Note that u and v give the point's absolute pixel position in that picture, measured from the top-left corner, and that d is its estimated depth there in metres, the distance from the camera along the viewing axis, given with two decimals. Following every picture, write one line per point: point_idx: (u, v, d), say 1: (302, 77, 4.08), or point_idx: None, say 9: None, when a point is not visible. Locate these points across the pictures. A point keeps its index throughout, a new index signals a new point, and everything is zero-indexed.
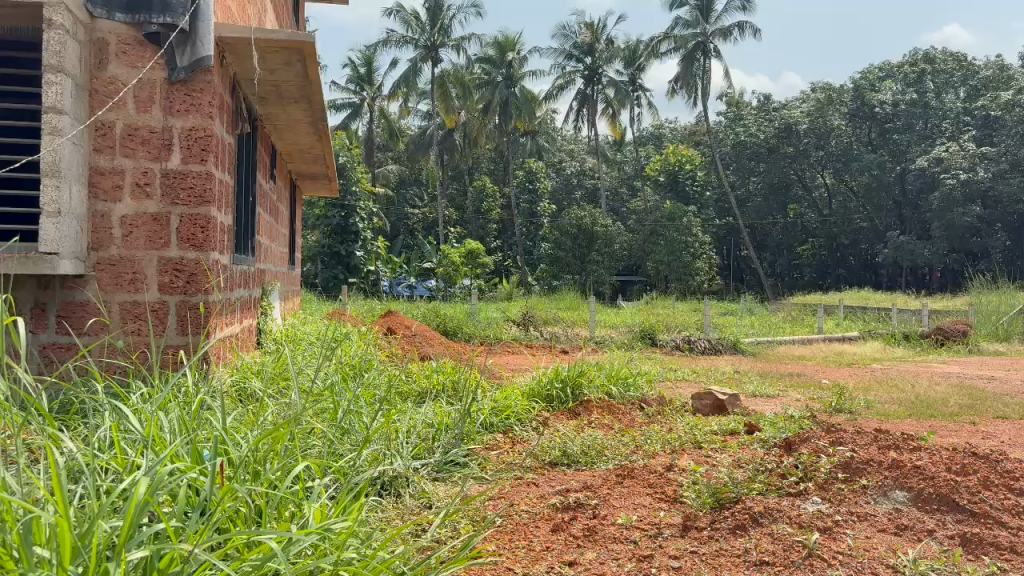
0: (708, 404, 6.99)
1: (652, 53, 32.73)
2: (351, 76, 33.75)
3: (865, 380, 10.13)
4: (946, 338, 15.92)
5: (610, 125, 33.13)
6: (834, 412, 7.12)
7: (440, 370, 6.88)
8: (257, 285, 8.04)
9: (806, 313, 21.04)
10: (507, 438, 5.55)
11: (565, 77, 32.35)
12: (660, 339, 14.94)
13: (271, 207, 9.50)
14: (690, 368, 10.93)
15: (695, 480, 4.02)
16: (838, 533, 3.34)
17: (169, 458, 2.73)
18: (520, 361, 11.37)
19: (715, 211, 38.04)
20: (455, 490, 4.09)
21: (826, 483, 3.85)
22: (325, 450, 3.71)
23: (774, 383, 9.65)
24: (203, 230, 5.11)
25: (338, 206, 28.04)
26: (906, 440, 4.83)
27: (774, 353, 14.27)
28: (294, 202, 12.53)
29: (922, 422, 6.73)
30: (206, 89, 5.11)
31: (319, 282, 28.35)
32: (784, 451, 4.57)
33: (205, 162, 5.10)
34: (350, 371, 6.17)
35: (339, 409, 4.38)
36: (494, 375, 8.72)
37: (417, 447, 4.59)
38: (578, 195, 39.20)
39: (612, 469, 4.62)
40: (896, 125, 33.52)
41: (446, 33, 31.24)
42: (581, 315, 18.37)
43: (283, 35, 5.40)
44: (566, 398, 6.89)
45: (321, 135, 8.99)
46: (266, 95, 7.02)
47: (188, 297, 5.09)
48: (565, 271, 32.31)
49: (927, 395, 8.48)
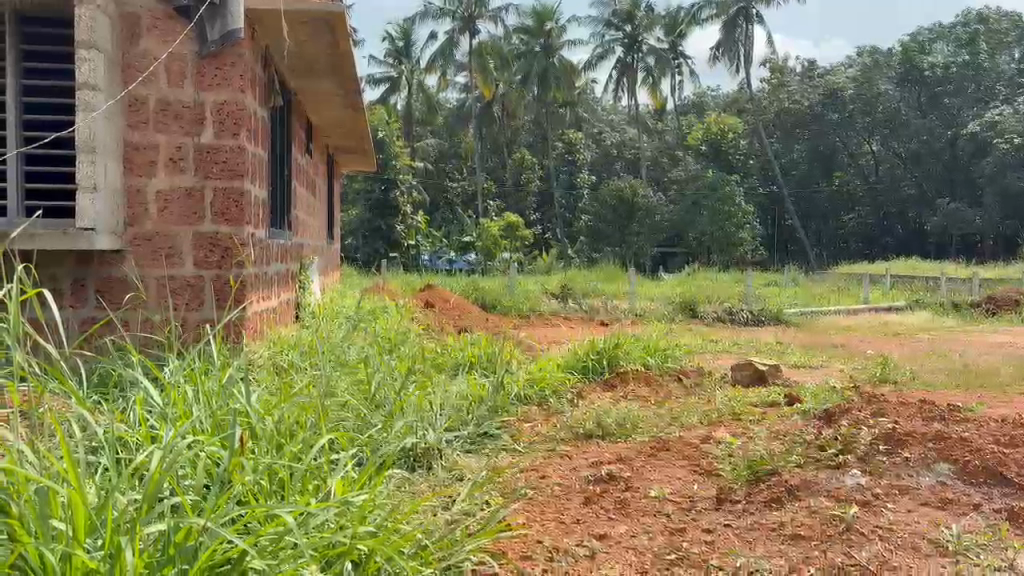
0: (748, 374, 6.86)
1: (693, 20, 32.20)
2: (389, 50, 33.77)
3: (912, 350, 9.92)
4: (997, 307, 15.54)
5: (651, 94, 32.60)
6: (877, 381, 6.99)
7: (474, 342, 6.85)
8: (294, 260, 8.06)
9: (851, 283, 20.66)
10: (542, 410, 5.51)
11: (604, 46, 31.89)
12: (701, 311, 14.79)
13: (308, 181, 9.51)
14: (731, 339, 10.81)
15: (731, 452, 3.95)
16: (878, 507, 3.23)
17: (192, 431, 2.74)
18: (558, 333, 11.34)
19: (758, 180, 37.37)
20: (486, 461, 4.05)
21: (867, 455, 3.74)
22: (354, 423, 3.69)
23: (817, 353, 9.49)
24: (236, 204, 5.10)
25: (378, 181, 28.15)
26: (952, 411, 4.69)
27: (819, 323, 14.02)
28: (333, 174, 12.57)
29: (969, 393, 6.57)
30: (237, 63, 5.08)
31: (360, 256, 28.57)
32: (825, 423, 4.44)
33: (237, 136, 5.08)
34: (385, 343, 6.18)
35: (372, 379, 4.37)
36: (529, 346, 8.68)
37: (450, 419, 4.54)
38: (617, 166, 38.77)
39: (647, 442, 4.53)
40: (946, 89, 32.76)
41: (483, 4, 31.04)
42: (620, 288, 18.24)
43: (313, 6, 5.35)
44: (602, 369, 6.82)
45: (355, 108, 8.96)
46: (299, 68, 6.99)
47: (222, 271, 5.10)
48: (605, 244, 32.10)
49: (975, 364, 8.27)
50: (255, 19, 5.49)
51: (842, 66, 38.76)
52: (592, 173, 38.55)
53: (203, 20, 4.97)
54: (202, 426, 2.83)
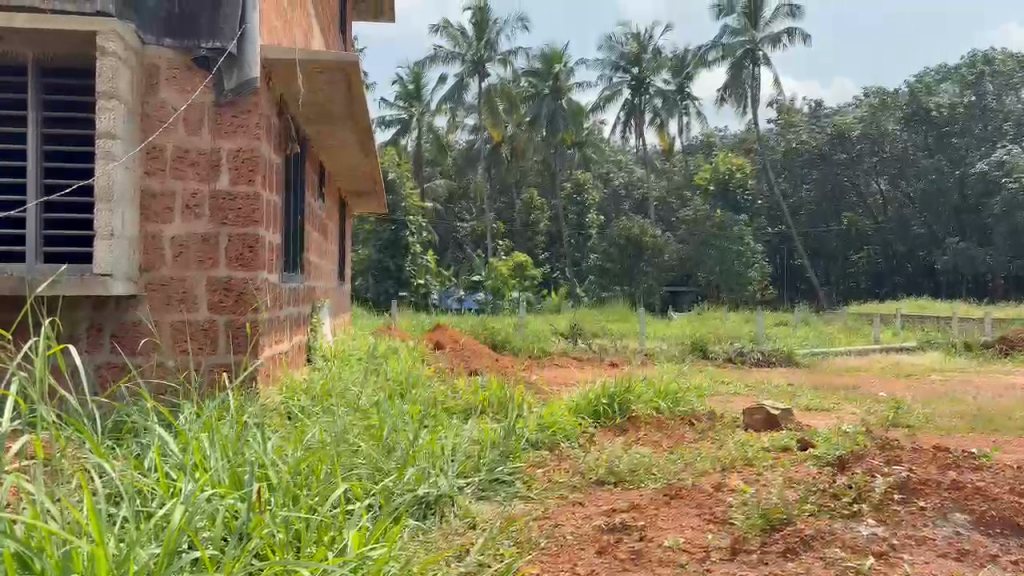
0: (760, 419, 6.82)
1: (700, 62, 32.50)
2: (399, 94, 34.16)
3: (925, 392, 9.86)
4: (1010, 348, 15.47)
5: (658, 135, 32.89)
6: (891, 425, 6.94)
7: (485, 386, 6.82)
8: (306, 303, 8.11)
9: (862, 323, 20.60)
10: (555, 455, 5.49)
11: (611, 88, 32.23)
12: (712, 351, 14.75)
13: (321, 225, 9.60)
14: (743, 381, 10.76)
15: (746, 500, 3.94)
16: (895, 559, 3.21)
17: (209, 483, 2.76)
18: (569, 374, 11.31)
19: (767, 220, 37.46)
20: (500, 510, 4.04)
21: (882, 504, 3.72)
22: (367, 472, 3.69)
23: (830, 395, 9.43)
24: (251, 250, 5.16)
25: (388, 222, 28.32)
26: (967, 458, 4.66)
27: (831, 364, 13.94)
28: (344, 217, 12.68)
29: (984, 438, 6.53)
30: (253, 111, 5.18)
31: (370, 296, 28.67)
32: (838, 470, 4.42)
33: (252, 183, 5.17)
34: (397, 388, 6.16)
35: (383, 427, 4.36)
36: (540, 389, 8.66)
37: (463, 465, 4.52)
38: (626, 206, 38.87)
39: (660, 489, 4.51)
40: (954, 129, 32.79)
41: (492, 48, 31.47)
42: (631, 327, 18.22)
43: (328, 56, 5.45)
44: (613, 414, 6.80)
45: (369, 153, 9.07)
46: (314, 115, 7.09)
47: (236, 316, 5.15)
48: (615, 283, 32.15)
49: (990, 407, 8.22)
50: (271, 67, 5.60)
51: (848, 106, 39.03)
52: (601, 213, 38.68)
53: (221, 69, 5.09)
54: (221, 478, 2.85)
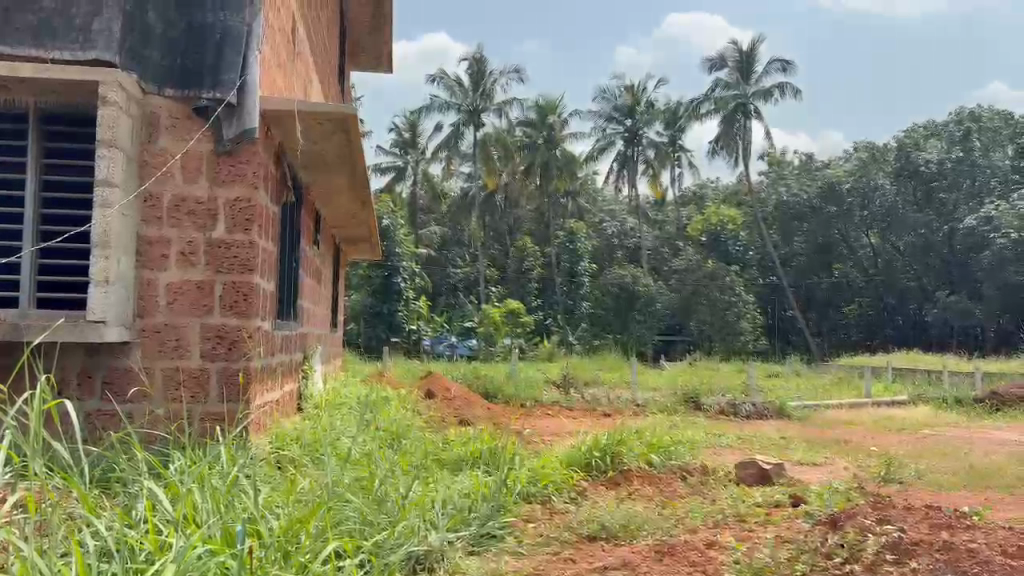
0: (752, 473, 6.81)
1: (692, 114, 32.94)
2: (397, 141, 34.63)
3: (918, 447, 9.85)
4: (1001, 403, 15.47)
5: (651, 185, 33.24)
6: (883, 481, 6.93)
7: (477, 437, 6.78)
8: (299, 350, 8.12)
9: (854, 376, 20.61)
10: (545, 509, 5.47)
11: (605, 139, 32.61)
12: (705, 403, 14.70)
13: (315, 272, 9.65)
14: (736, 433, 10.73)
15: (738, 559, 3.92)
16: None
17: (200, 539, 2.76)
18: (561, 424, 11.26)
19: (758, 271, 37.65)
20: (491, 565, 4.00)
21: (874, 564, 3.71)
22: (357, 526, 3.67)
23: (822, 449, 9.43)
24: (245, 298, 5.18)
25: (381, 267, 28.40)
26: (960, 518, 4.65)
27: (824, 417, 13.90)
28: (339, 264, 12.74)
29: (976, 495, 6.52)
30: (251, 160, 5.23)
31: (362, 341, 28.65)
32: (830, 528, 4.41)
33: (248, 231, 5.20)
34: (389, 438, 6.14)
35: (375, 480, 4.33)
36: (532, 439, 8.61)
37: (454, 518, 4.49)
38: (619, 255, 39.03)
39: (651, 546, 4.49)
40: (941, 184, 33.10)
41: (488, 98, 31.90)
42: (624, 377, 18.18)
43: (326, 107, 5.52)
44: (606, 466, 6.79)
45: (364, 201, 9.14)
46: (311, 163, 7.16)
47: (229, 363, 5.14)
48: (607, 331, 32.17)
49: (982, 464, 8.20)
50: (270, 118, 5.67)
51: (839, 160, 39.51)
52: (594, 261, 38.80)
53: (220, 119, 5.16)
54: (212, 534, 2.83)
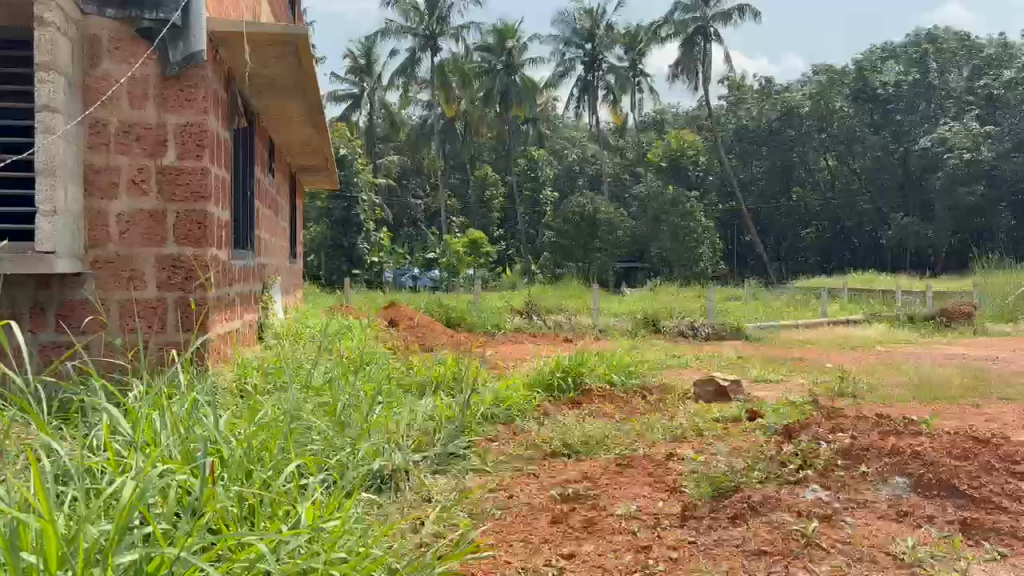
0: (709, 390, 6.96)
1: (653, 38, 32.47)
2: (351, 68, 33.79)
3: (870, 363, 10.16)
4: (950, 320, 15.95)
5: (611, 111, 33.00)
6: (837, 396, 7.13)
7: (441, 362, 6.83)
8: (257, 281, 8.01)
9: (810, 297, 21.09)
10: (508, 429, 5.56)
11: (565, 64, 32.13)
12: (664, 325, 14.93)
13: (271, 201, 9.48)
14: (695, 354, 10.94)
15: (695, 469, 4.03)
16: (838, 521, 3.29)
17: (161, 459, 2.77)
18: (524, 350, 11.39)
19: (717, 196, 37.68)
20: (455, 483, 4.09)
21: (826, 471, 3.83)
22: (321, 447, 3.69)
23: (778, 367, 9.66)
24: (200, 227, 5.07)
25: (340, 198, 27.91)
26: (908, 425, 4.82)
27: (778, 338, 14.22)
28: (295, 194, 12.50)
29: (924, 405, 6.76)
30: (199, 85, 5.07)
31: (322, 274, 28.39)
32: (784, 438, 4.52)
33: (200, 158, 5.07)
34: (351, 364, 6.13)
35: (338, 402, 4.35)
36: (493, 364, 8.68)
37: (418, 440, 4.53)
38: (580, 182, 38.89)
39: (613, 459, 4.59)
40: (897, 106, 33.43)
41: (444, 22, 31.18)
42: (585, 303, 18.35)
43: (275, 28, 5.33)
44: (566, 388, 6.88)
45: (319, 128, 8.96)
46: (263, 88, 6.96)
47: (185, 293, 5.06)
48: (568, 260, 32.20)
49: (929, 376, 8.50)
50: (218, 41, 5.48)
51: (798, 83, 39.52)
52: (555, 189, 38.59)
53: (165, 42, 4.97)
54: (172, 455, 2.84)
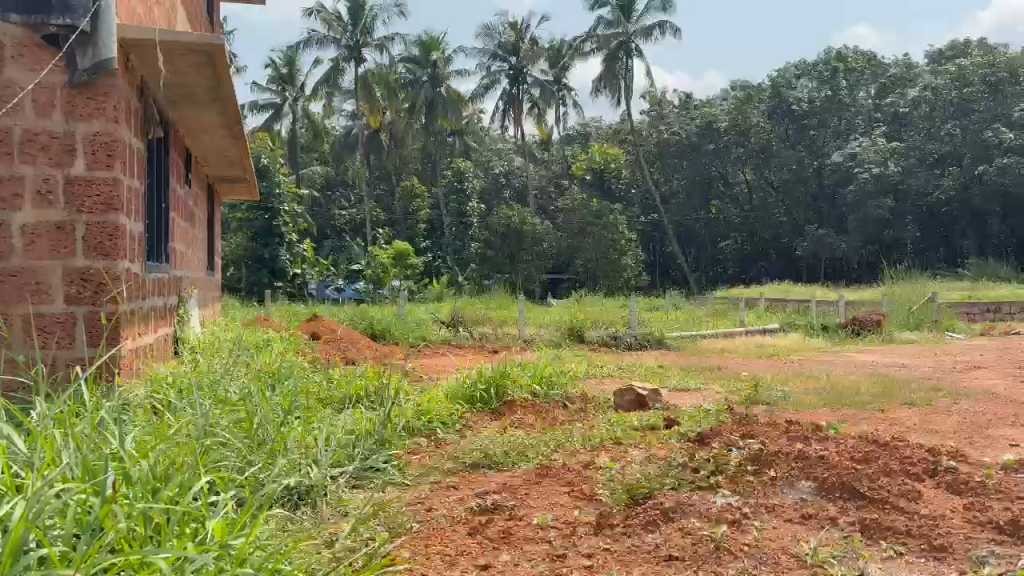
0: (629, 399, 7.07)
1: (576, 53, 32.99)
2: (273, 77, 33.24)
3: (783, 371, 10.46)
4: (861, 327, 16.55)
5: (536, 125, 33.34)
6: (751, 403, 7.34)
7: (363, 375, 6.76)
8: (172, 294, 7.79)
9: (729, 306, 21.64)
10: (431, 441, 5.55)
11: (490, 77, 32.31)
12: (588, 336, 15.08)
13: (187, 212, 9.24)
14: (617, 364, 11.06)
15: (611, 477, 4.09)
16: (746, 526, 3.38)
17: (61, 478, 2.68)
18: (448, 362, 11.34)
19: (640, 209, 38.25)
20: (372, 496, 4.06)
21: (736, 476, 3.96)
22: (234, 463, 3.62)
23: (696, 376, 9.87)
24: (110, 239, 4.90)
25: (262, 209, 27.15)
26: (815, 430, 5.00)
27: (698, 347, 14.53)
28: (213, 204, 12.23)
29: (835, 411, 7.00)
30: (110, 94, 4.93)
31: (243, 286, 27.55)
32: (697, 445, 4.63)
33: (111, 168, 4.91)
34: (269, 378, 6.02)
35: (255, 416, 4.28)
36: (415, 377, 8.64)
37: (337, 454, 4.47)
38: (506, 194, 38.96)
39: (532, 469, 4.64)
40: (812, 122, 34.69)
41: (368, 33, 31.00)
42: (510, 315, 18.42)
43: (188, 36, 5.21)
44: (489, 399, 6.90)
45: (237, 138, 8.78)
46: (179, 98, 6.82)
47: (95, 307, 4.88)
48: (495, 271, 32.18)
49: (839, 384, 8.81)
50: (130, 48, 5.33)
51: (717, 98, 40.49)
52: (481, 201, 38.57)
53: (73, 48, 4.81)
54: (71, 472, 2.76)
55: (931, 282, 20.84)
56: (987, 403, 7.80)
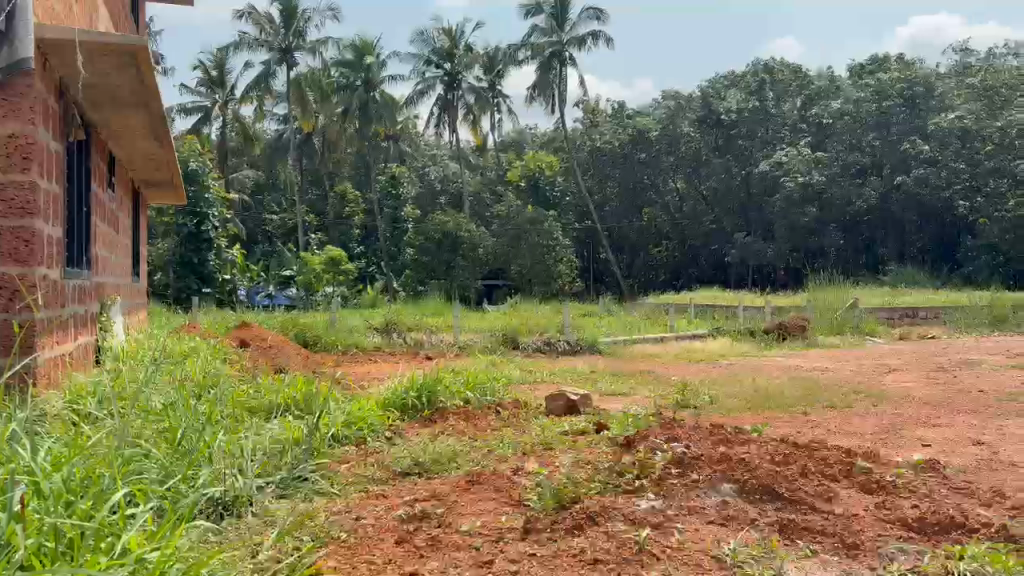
0: (561, 405, 7.13)
1: (511, 61, 33.07)
2: (202, 80, 32.53)
3: (711, 375, 10.68)
4: (787, 332, 16.98)
5: (471, 131, 33.32)
6: (680, 407, 7.48)
7: (292, 383, 6.65)
8: (94, 301, 7.56)
9: (660, 312, 21.99)
10: (360, 450, 5.51)
11: (424, 83, 32.20)
12: (522, 342, 15.13)
13: (111, 218, 8.99)
14: (551, 370, 11.14)
15: (539, 482, 4.12)
16: (669, 527, 3.45)
17: None
18: (379, 370, 11.26)
19: (574, 215, 38.56)
20: (299, 507, 4.02)
21: (661, 479, 4.01)
22: (156, 476, 3.55)
23: (628, 381, 9.99)
24: (26, 244, 4.75)
25: (189, 213, 26.43)
26: (739, 434, 5.11)
27: (630, 352, 14.75)
28: (138, 209, 11.89)
29: (760, 415, 7.17)
30: (27, 94, 4.78)
31: (171, 293, 26.83)
32: (624, 448, 4.70)
33: (27, 170, 4.78)
34: (194, 387, 5.88)
35: (179, 427, 4.19)
36: (347, 385, 8.55)
37: (263, 464, 4.41)
38: (441, 200, 38.87)
39: (462, 476, 4.64)
40: (740, 132, 35.52)
41: (300, 36, 30.62)
42: (445, 322, 18.34)
43: (109, 37, 5.08)
44: (420, 406, 6.88)
45: (163, 141, 8.57)
46: (101, 101, 6.66)
47: (9, 315, 4.69)
48: (430, 277, 32.11)
49: (765, 387, 9.03)
50: (47, 47, 5.18)
51: (649, 107, 41.06)
52: (416, 207, 38.41)
53: None
54: None
55: (854, 288, 21.54)
56: (902, 405, 8.10)
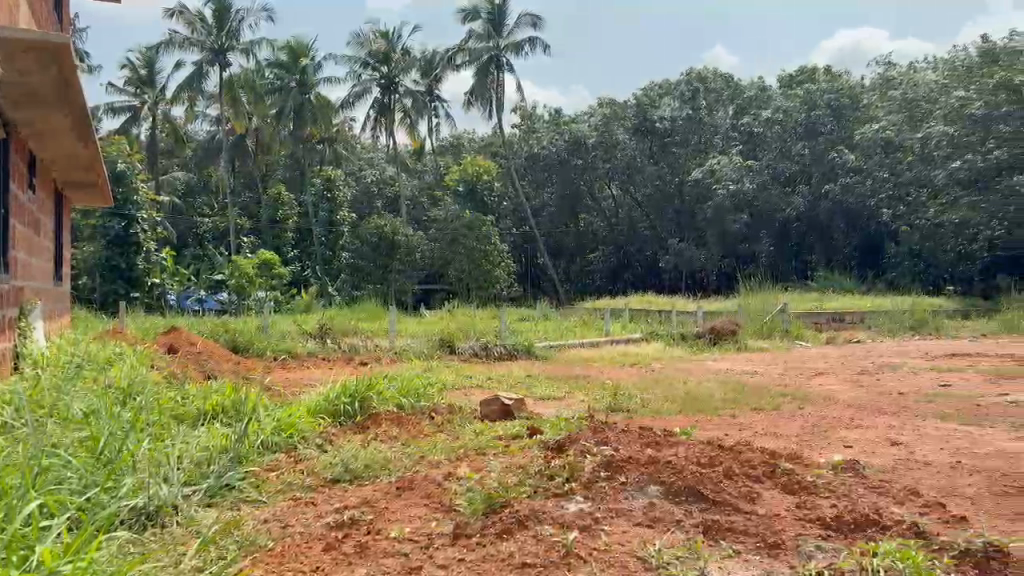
0: (495, 409, 7.14)
1: (448, 65, 32.94)
2: (130, 79, 31.62)
3: (643, 379, 10.84)
4: (718, 336, 17.31)
5: (408, 134, 33.17)
6: (611, 411, 7.57)
7: (220, 390, 6.51)
8: (12, 305, 7.28)
9: (595, 317, 22.19)
10: (290, 457, 5.43)
11: (360, 86, 31.86)
12: (458, 347, 15.12)
13: (31, 220, 8.68)
14: (486, 374, 11.16)
15: (470, 487, 4.12)
16: (596, 530, 3.50)
17: None
18: (310, 376, 11.06)
19: (511, 220, 38.62)
20: (225, 515, 3.95)
21: (589, 481, 4.05)
22: (74, 485, 3.46)
23: (561, 385, 10.05)
24: None
25: (117, 215, 25.52)
26: (667, 436, 5.21)
27: (566, 356, 14.87)
28: (60, 211, 11.51)
29: (690, 418, 7.30)
30: None
31: (97, 297, 25.98)
32: (555, 452, 4.74)
33: None
34: (118, 395, 5.72)
35: (99, 435, 4.08)
36: (278, 391, 8.41)
37: (189, 472, 4.32)
38: (377, 204, 38.56)
39: (393, 482, 4.63)
40: (674, 139, 35.81)
41: (233, 37, 30.09)
42: (380, 326, 18.20)
43: (30, 34, 4.94)
44: (352, 412, 6.81)
45: (88, 141, 8.34)
46: (22, 99, 6.46)
47: None
48: (366, 281, 31.96)
49: (694, 390, 9.20)
50: None
51: (586, 114, 41.41)
52: (353, 211, 38.02)
53: None
54: None
55: (781, 293, 22.10)
56: (825, 407, 8.34)
